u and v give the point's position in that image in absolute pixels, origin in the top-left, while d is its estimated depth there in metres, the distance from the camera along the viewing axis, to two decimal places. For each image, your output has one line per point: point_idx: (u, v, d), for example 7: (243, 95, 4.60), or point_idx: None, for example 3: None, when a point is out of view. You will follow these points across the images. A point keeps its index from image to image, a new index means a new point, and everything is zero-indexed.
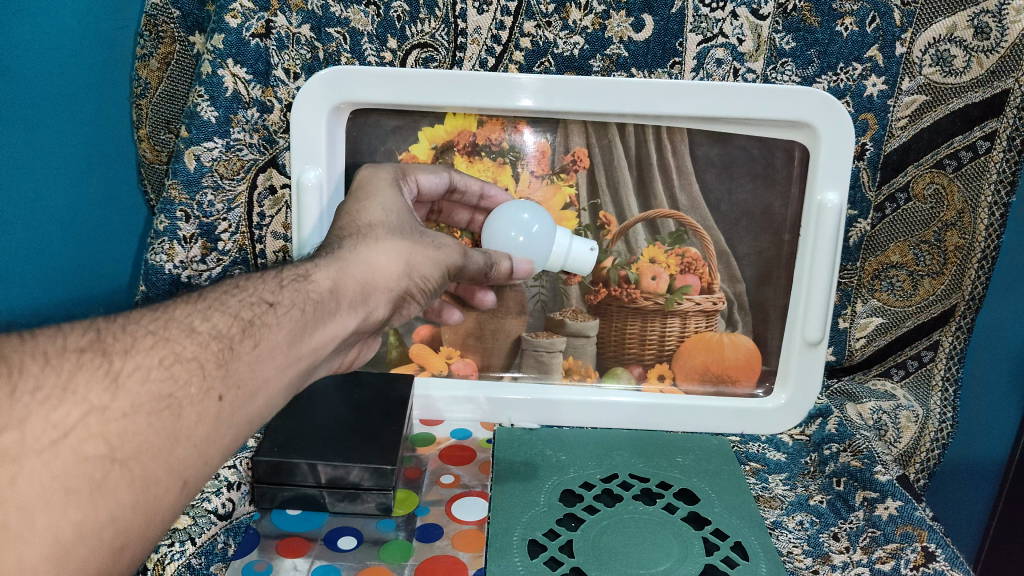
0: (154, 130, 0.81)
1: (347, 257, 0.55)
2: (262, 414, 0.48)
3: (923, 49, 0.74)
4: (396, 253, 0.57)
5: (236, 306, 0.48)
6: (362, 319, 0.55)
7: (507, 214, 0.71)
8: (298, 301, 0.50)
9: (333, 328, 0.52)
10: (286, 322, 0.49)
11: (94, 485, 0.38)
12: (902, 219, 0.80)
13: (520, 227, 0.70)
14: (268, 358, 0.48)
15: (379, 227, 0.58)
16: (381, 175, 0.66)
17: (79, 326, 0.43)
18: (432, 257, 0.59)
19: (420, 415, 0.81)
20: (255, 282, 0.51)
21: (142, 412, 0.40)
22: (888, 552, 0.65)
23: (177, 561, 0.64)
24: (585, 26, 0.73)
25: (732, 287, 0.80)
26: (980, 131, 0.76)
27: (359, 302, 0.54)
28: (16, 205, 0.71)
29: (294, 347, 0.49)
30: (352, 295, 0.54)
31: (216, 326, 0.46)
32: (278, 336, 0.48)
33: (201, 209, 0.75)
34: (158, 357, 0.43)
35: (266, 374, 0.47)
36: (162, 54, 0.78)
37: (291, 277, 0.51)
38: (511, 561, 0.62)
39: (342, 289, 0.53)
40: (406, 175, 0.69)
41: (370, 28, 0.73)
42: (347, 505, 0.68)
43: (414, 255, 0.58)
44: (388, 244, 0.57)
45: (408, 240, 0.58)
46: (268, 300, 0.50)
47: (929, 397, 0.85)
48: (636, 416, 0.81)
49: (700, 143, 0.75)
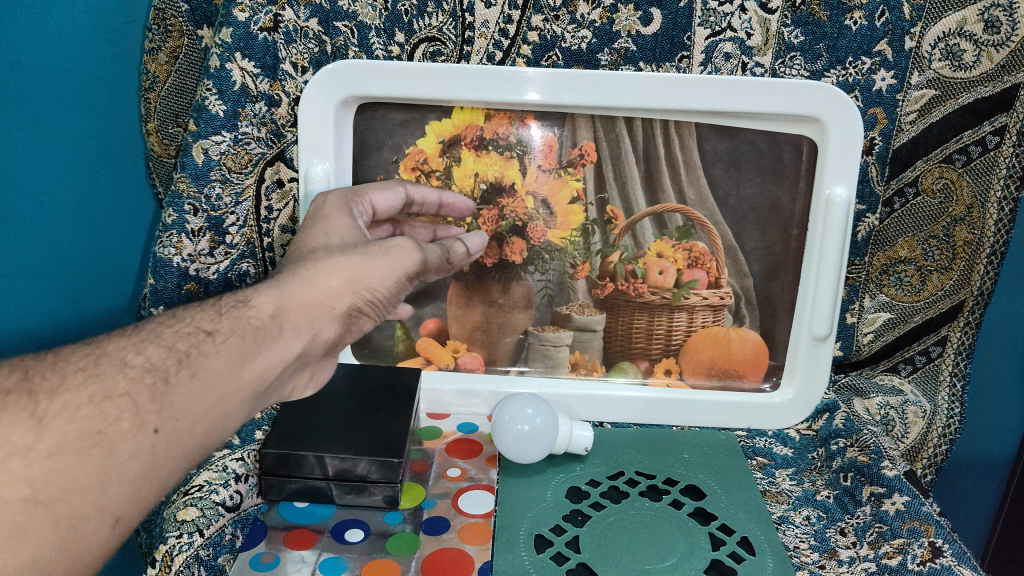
0: (163, 124, 0.85)
1: (294, 283, 0.57)
2: (200, 448, 0.51)
3: (933, 42, 0.73)
4: (340, 271, 0.58)
5: (170, 338, 0.52)
6: (308, 342, 0.57)
7: (514, 400, 0.70)
8: (238, 328, 0.54)
9: (275, 352, 0.55)
10: (225, 351, 0.52)
11: (15, 529, 0.42)
12: (910, 213, 0.79)
13: (522, 412, 0.69)
14: (204, 389, 0.51)
15: (321, 251, 0.60)
16: (328, 202, 0.68)
17: (8, 366, 0.47)
18: (380, 266, 0.60)
19: (427, 408, 0.82)
20: (193, 312, 0.55)
21: (69, 451, 0.45)
22: (894, 547, 0.65)
23: (186, 552, 0.62)
24: (593, 19, 0.73)
25: (740, 283, 0.80)
26: (989, 125, 0.75)
27: (303, 324, 0.57)
28: (26, 195, 0.71)
29: (235, 374, 0.53)
30: (297, 319, 0.56)
31: (149, 360, 0.50)
32: (216, 365, 0.52)
33: (209, 202, 0.76)
34: (89, 394, 0.47)
35: (203, 405, 0.51)
36: (170, 48, 0.81)
37: (230, 305, 0.55)
38: (518, 556, 0.63)
39: (283, 313, 0.56)
40: (358, 197, 0.71)
41: (377, 22, 0.73)
42: (354, 497, 0.68)
43: (358, 268, 0.59)
44: (331, 261, 0.58)
45: (353, 256, 0.60)
46: (206, 329, 0.53)
47: (937, 393, 0.85)
48: (642, 411, 0.81)
49: (707, 138, 0.75)
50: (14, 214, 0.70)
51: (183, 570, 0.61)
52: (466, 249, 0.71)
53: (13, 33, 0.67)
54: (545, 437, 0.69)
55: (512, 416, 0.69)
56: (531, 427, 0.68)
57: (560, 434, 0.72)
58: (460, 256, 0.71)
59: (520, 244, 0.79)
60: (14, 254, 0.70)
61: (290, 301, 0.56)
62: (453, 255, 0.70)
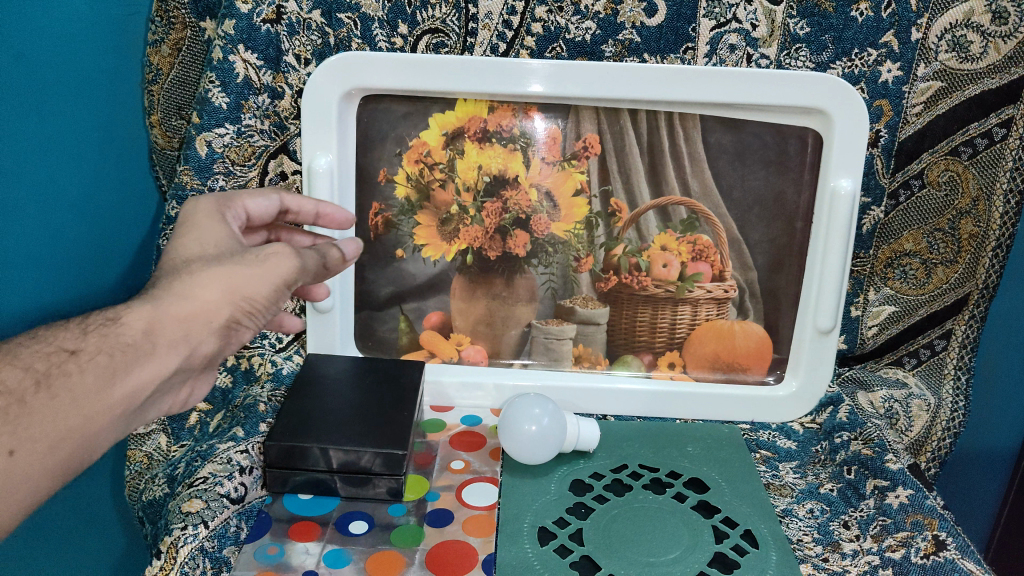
0: (166, 116, 0.86)
1: (168, 295, 0.53)
2: (67, 467, 0.50)
3: (939, 34, 0.72)
4: (217, 282, 0.54)
5: (31, 359, 0.50)
6: (187, 358, 0.54)
7: (521, 399, 0.70)
8: (106, 346, 0.51)
9: (151, 368, 0.52)
10: (90, 369, 0.50)
11: None
12: (916, 206, 0.79)
13: (530, 412, 0.69)
14: (65, 409, 0.49)
15: (196, 262, 0.56)
16: (198, 207, 0.62)
17: None
18: (254, 274, 0.55)
19: (431, 401, 0.82)
20: (62, 328, 0.52)
21: None
22: (899, 540, 0.65)
23: (190, 544, 0.63)
24: (597, 11, 0.72)
25: (744, 275, 0.79)
26: (996, 117, 0.75)
27: (179, 339, 0.53)
28: (34, 190, 0.71)
29: (103, 394, 0.50)
30: (173, 334, 0.53)
31: (4, 382, 0.48)
32: (80, 384, 0.49)
33: (213, 194, 0.77)
34: None
35: (67, 423, 0.49)
36: (173, 40, 0.82)
37: (101, 321, 0.52)
38: (522, 548, 0.63)
39: (156, 329, 0.52)
40: (228, 202, 0.65)
41: (381, 13, 0.73)
42: (358, 489, 0.68)
43: (235, 279, 0.54)
44: (206, 271, 0.54)
45: (228, 264, 0.55)
46: (70, 348, 0.51)
47: (941, 386, 0.84)
48: (646, 404, 0.81)
49: (712, 130, 0.74)
50: (21, 211, 0.70)
51: (187, 561, 0.62)
52: (342, 255, 0.64)
53: (17, 26, 0.67)
54: (552, 437, 0.69)
55: (519, 416, 0.69)
56: (539, 427, 0.68)
57: (567, 433, 0.72)
58: (336, 262, 0.64)
59: (523, 236, 0.78)
60: (22, 248, 0.70)
61: (162, 316, 0.52)
62: (328, 261, 0.63)
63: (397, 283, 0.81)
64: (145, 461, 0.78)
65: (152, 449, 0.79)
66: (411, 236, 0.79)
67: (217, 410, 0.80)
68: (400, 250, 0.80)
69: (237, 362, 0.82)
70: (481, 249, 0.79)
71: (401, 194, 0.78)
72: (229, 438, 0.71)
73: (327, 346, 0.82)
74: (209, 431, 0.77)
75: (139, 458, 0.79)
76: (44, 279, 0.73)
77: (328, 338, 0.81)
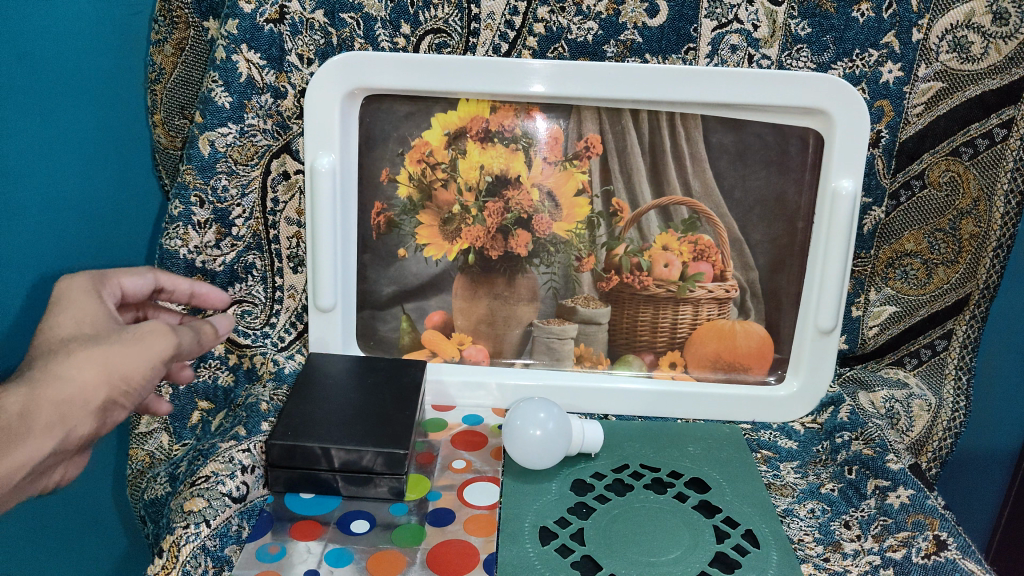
0: (169, 116, 0.85)
1: (43, 378, 0.54)
2: None
3: (940, 35, 0.73)
4: (92, 363, 0.55)
5: None
6: (63, 439, 0.54)
7: (526, 404, 0.70)
8: None
9: (23, 454, 0.52)
10: None
11: None
12: (917, 206, 0.79)
13: (534, 416, 0.69)
14: None
15: (71, 342, 0.57)
16: (76, 283, 0.63)
17: None
18: (133, 354, 0.57)
19: (432, 400, 0.82)
20: None
21: None
22: (899, 540, 0.65)
23: (193, 542, 0.63)
24: (599, 11, 0.73)
25: (745, 275, 0.79)
26: (997, 118, 0.75)
27: (56, 422, 0.54)
28: (36, 189, 0.72)
29: None
30: (47, 418, 0.53)
31: None
32: None
33: (215, 193, 0.77)
34: None
35: None
36: (177, 39, 0.81)
37: None
38: (523, 547, 0.63)
39: (32, 412, 0.53)
40: (104, 280, 0.66)
41: (384, 14, 0.73)
42: (360, 488, 0.68)
43: (111, 359, 0.56)
44: (82, 353, 0.55)
45: (103, 345, 0.57)
46: None
47: (942, 386, 0.84)
48: (647, 404, 0.81)
49: (713, 130, 0.75)
50: (20, 209, 0.70)
51: (190, 560, 0.62)
52: (215, 330, 0.68)
53: (21, 24, 0.68)
54: (557, 442, 0.69)
55: (523, 420, 0.69)
56: (543, 431, 0.68)
57: (573, 437, 0.72)
58: (211, 336, 0.67)
59: (525, 236, 0.79)
60: (20, 246, 0.71)
61: (40, 398, 0.53)
62: (205, 336, 0.66)
63: (399, 283, 0.81)
64: (146, 460, 0.78)
65: (154, 448, 0.79)
66: (413, 236, 0.80)
67: (218, 409, 0.81)
68: (401, 250, 0.80)
69: (240, 361, 0.82)
70: (483, 249, 0.79)
71: (403, 193, 0.79)
72: (231, 437, 0.71)
73: (328, 345, 0.82)
74: (211, 430, 0.77)
75: (140, 457, 0.79)
76: (43, 282, 0.74)
77: (330, 337, 0.81)
